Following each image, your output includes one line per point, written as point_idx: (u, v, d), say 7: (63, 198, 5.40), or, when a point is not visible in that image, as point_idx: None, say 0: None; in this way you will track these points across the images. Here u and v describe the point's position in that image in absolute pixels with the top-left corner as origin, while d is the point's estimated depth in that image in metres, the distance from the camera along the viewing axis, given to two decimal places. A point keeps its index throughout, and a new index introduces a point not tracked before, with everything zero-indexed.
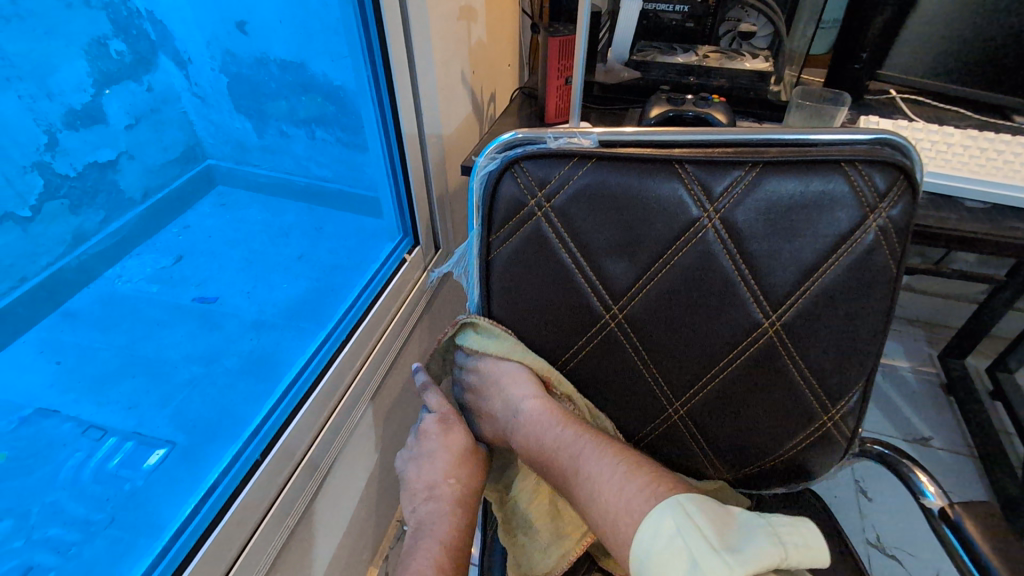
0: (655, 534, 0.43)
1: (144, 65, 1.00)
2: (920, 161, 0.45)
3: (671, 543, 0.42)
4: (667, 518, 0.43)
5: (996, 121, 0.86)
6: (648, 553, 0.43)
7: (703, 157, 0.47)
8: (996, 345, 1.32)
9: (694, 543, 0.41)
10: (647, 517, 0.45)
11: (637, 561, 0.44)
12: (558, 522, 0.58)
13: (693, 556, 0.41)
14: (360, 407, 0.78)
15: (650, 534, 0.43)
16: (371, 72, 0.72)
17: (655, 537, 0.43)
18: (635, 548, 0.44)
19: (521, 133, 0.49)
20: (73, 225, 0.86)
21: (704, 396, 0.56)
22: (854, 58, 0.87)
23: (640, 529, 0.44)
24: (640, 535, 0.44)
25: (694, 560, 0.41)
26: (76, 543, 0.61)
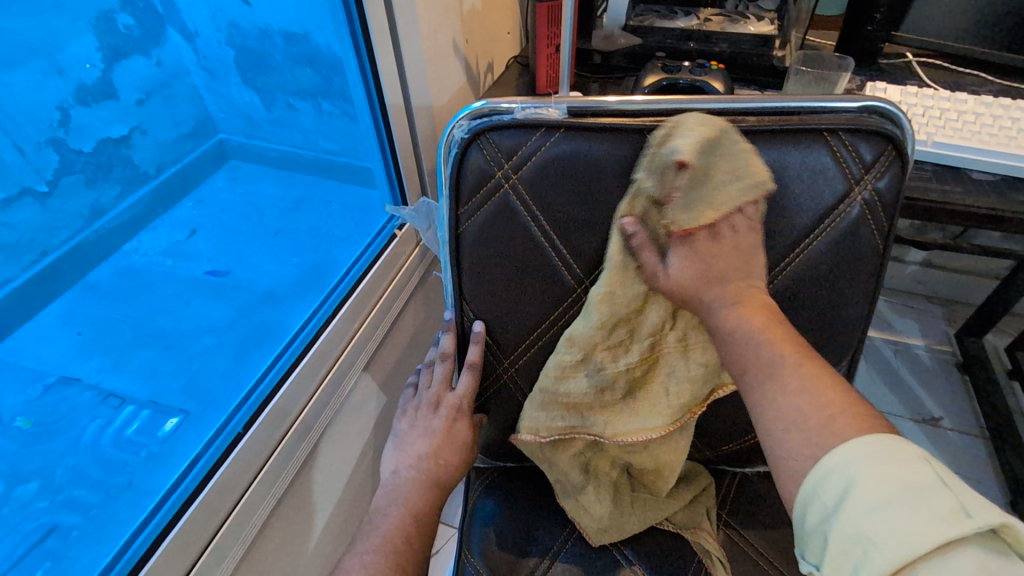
0: (882, 445, 0.31)
1: (153, 39, 1.01)
2: (911, 130, 0.43)
3: (909, 460, 0.31)
4: (909, 444, 0.32)
5: (1020, 85, 0.79)
6: (871, 457, 0.31)
7: (677, 127, 0.45)
8: (1018, 323, 1.26)
9: (946, 475, 0.30)
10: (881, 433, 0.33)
11: (840, 464, 0.32)
12: (684, 390, 0.50)
13: (943, 480, 0.30)
14: (351, 377, 0.78)
15: (878, 442, 0.32)
16: (353, 41, 0.70)
17: (889, 447, 0.31)
18: (849, 445, 0.32)
19: (490, 102, 0.47)
20: (89, 200, 0.91)
21: (804, 264, 0.46)
22: (868, 18, 0.81)
23: (871, 436, 0.32)
24: (857, 439, 0.32)
25: (942, 481, 0.30)
26: (96, 505, 0.65)
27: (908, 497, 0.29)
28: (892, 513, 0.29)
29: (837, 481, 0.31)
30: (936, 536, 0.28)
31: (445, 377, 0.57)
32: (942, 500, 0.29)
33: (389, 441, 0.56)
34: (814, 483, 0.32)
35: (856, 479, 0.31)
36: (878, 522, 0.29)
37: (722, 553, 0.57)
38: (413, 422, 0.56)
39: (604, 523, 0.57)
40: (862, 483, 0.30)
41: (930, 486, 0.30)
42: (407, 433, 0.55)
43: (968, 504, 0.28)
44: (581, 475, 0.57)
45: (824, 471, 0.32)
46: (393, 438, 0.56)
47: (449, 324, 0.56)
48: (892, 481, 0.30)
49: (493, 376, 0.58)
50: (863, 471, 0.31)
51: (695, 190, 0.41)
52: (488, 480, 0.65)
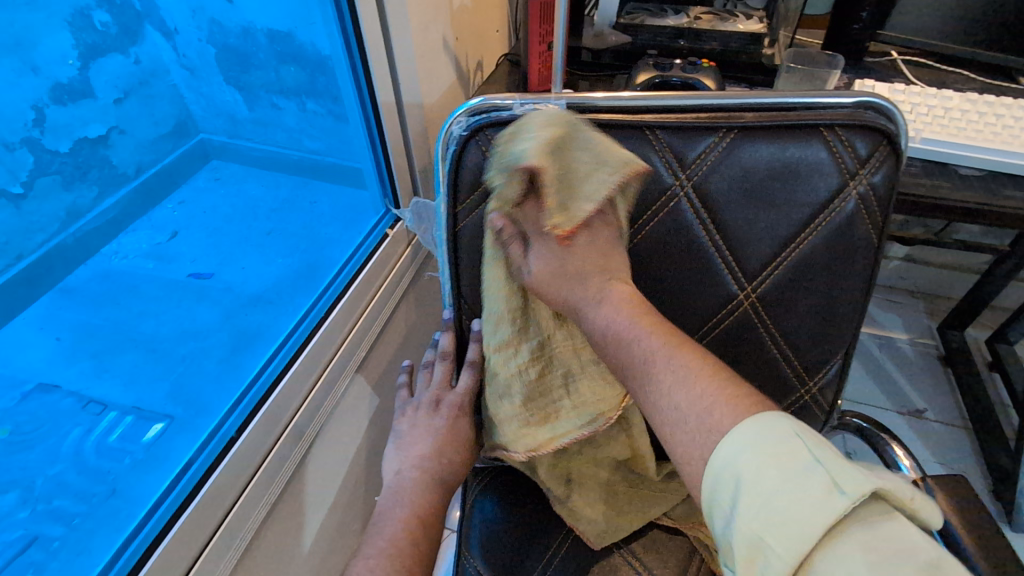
0: (757, 432, 0.32)
1: (130, 37, 0.98)
2: (906, 126, 0.43)
3: (786, 442, 0.32)
4: (781, 423, 0.33)
5: (1001, 83, 0.81)
6: (742, 454, 0.32)
7: (675, 123, 0.45)
8: (996, 316, 1.29)
9: (818, 449, 0.31)
10: (754, 418, 0.33)
11: (724, 463, 0.32)
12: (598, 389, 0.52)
13: (814, 455, 0.31)
14: (343, 380, 0.77)
15: (753, 428, 0.33)
16: (343, 37, 0.69)
17: (762, 432, 0.32)
18: (724, 445, 0.33)
19: (488, 97, 0.46)
20: (67, 201, 0.87)
21: (784, 271, 0.48)
22: (854, 17, 0.83)
23: (740, 427, 0.33)
24: (734, 432, 0.33)
25: (815, 458, 0.31)
26: (80, 513, 0.63)
27: (790, 485, 0.30)
28: (778, 505, 0.30)
29: (722, 484, 0.32)
30: (819, 522, 0.28)
31: (445, 376, 0.56)
32: (815, 478, 0.30)
33: (391, 440, 0.55)
34: (709, 491, 0.33)
35: (742, 475, 0.31)
36: (764, 518, 0.30)
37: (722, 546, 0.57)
38: (416, 422, 0.55)
39: (602, 526, 0.58)
40: (749, 479, 0.31)
41: (803, 469, 0.30)
42: (408, 433, 0.54)
43: (839, 478, 0.30)
44: (563, 485, 0.58)
45: (711, 476, 0.33)
46: (395, 437, 0.55)
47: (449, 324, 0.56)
48: (771, 474, 0.31)
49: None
50: (742, 469, 0.32)
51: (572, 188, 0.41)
52: (485, 480, 0.64)
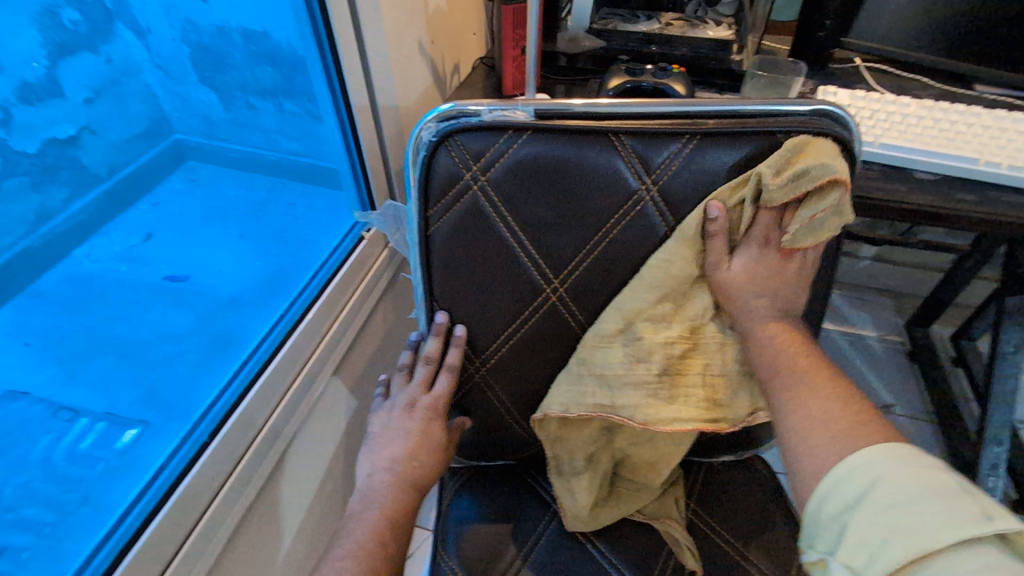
0: (905, 453, 0.38)
1: (101, 35, 0.93)
2: (859, 134, 0.45)
3: (930, 469, 0.37)
4: (933, 463, 0.38)
5: (958, 90, 0.84)
6: (890, 467, 0.38)
7: (640, 129, 0.46)
8: (961, 313, 1.33)
9: (965, 488, 0.36)
10: (907, 451, 0.39)
11: (864, 463, 0.38)
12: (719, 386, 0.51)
13: (960, 489, 0.35)
14: (318, 383, 0.77)
15: (903, 452, 0.38)
16: (315, 40, 0.69)
17: (912, 461, 0.38)
18: (873, 453, 0.39)
19: (458, 103, 0.46)
20: (35, 203, 0.83)
21: None
22: (820, 24, 0.85)
23: (893, 448, 0.39)
24: (879, 446, 0.39)
25: (958, 490, 0.35)
26: (50, 524, 0.62)
27: (931, 498, 0.35)
28: (909, 508, 0.35)
29: (862, 481, 0.38)
30: (952, 525, 0.33)
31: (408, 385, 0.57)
32: (959, 503, 0.34)
33: (365, 444, 0.55)
34: (841, 485, 0.39)
35: (882, 476, 0.37)
36: (895, 515, 0.35)
37: (691, 541, 0.59)
38: (389, 423, 0.55)
39: (585, 513, 0.58)
40: (887, 481, 0.37)
41: (946, 491, 0.35)
42: (380, 436, 0.55)
43: (980, 508, 0.34)
44: (584, 460, 0.57)
45: (849, 475, 0.39)
46: (369, 439, 0.55)
47: (415, 340, 0.57)
48: (911, 485, 0.36)
49: (465, 377, 0.58)
50: (883, 473, 0.37)
51: (808, 223, 0.44)
52: (462, 479, 0.65)
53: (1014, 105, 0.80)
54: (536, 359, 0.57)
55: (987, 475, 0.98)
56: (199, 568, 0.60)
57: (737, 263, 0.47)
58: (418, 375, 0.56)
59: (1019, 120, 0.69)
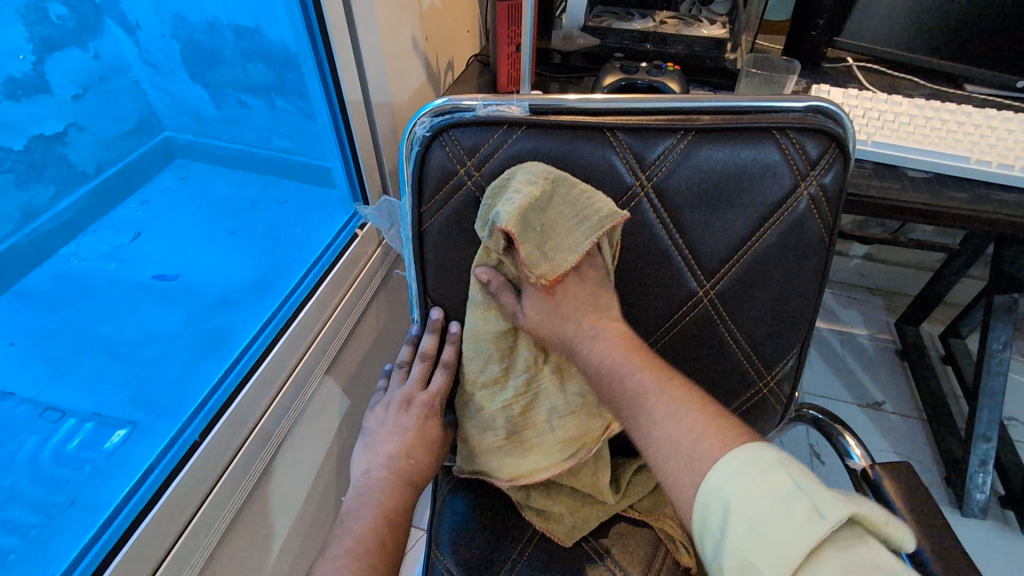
0: (741, 460, 0.34)
1: (88, 31, 0.90)
2: (854, 131, 0.46)
3: (766, 470, 0.34)
4: (763, 452, 0.35)
5: (948, 90, 0.85)
6: (729, 484, 0.34)
7: (635, 124, 0.46)
8: (949, 311, 1.35)
9: (798, 474, 0.33)
10: (736, 450, 0.35)
11: (715, 487, 0.34)
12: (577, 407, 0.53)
13: (795, 481, 0.33)
14: (311, 382, 0.76)
15: (738, 459, 0.35)
16: (308, 35, 0.68)
17: (743, 463, 0.34)
18: (714, 474, 0.35)
19: (451, 99, 0.46)
20: (22, 201, 0.80)
21: (742, 268, 0.50)
22: (812, 24, 0.86)
23: (729, 457, 0.35)
24: (719, 464, 0.35)
25: (796, 485, 0.32)
26: (36, 526, 0.61)
27: (772, 511, 0.32)
28: (766, 525, 0.31)
29: (715, 511, 0.34)
30: (801, 542, 0.30)
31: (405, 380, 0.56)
32: (796, 502, 0.32)
33: (359, 441, 0.54)
34: (699, 519, 0.35)
35: (729, 503, 0.33)
36: (750, 546, 0.31)
37: (687, 537, 0.59)
38: (385, 420, 0.54)
39: (570, 522, 0.58)
40: (738, 503, 0.33)
41: (786, 493, 0.32)
42: (377, 432, 0.54)
43: (818, 502, 0.31)
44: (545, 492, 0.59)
45: (703, 506, 0.35)
46: (363, 436, 0.54)
47: (413, 336, 0.57)
48: (753, 500, 0.33)
49: (460, 375, 0.58)
50: (731, 495, 0.33)
51: None
52: (455, 478, 0.65)
53: (1003, 105, 0.81)
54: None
55: (975, 471, 0.99)
56: (190, 567, 0.59)
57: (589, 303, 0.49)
58: (413, 371, 0.56)
59: (1008, 119, 0.70)
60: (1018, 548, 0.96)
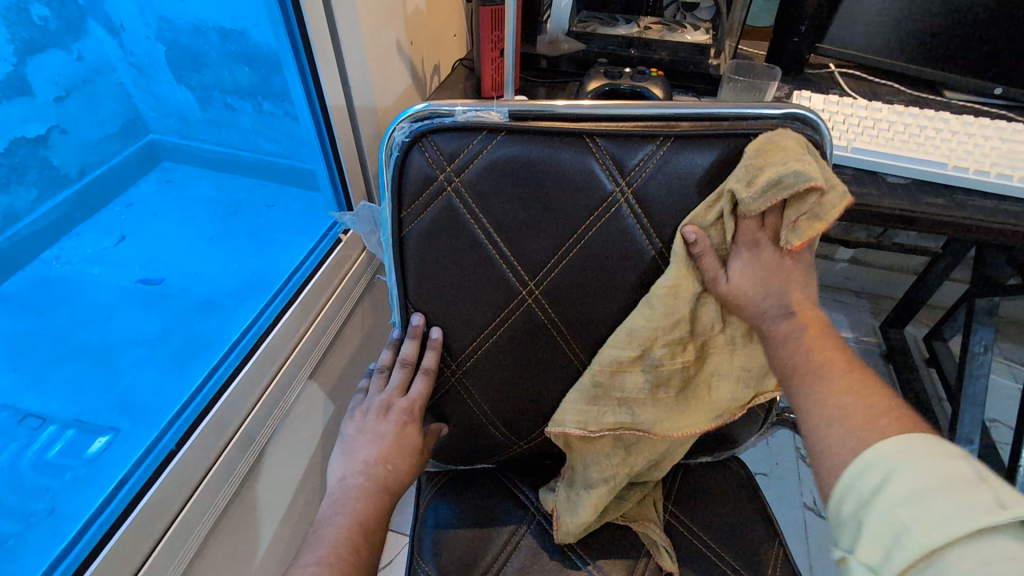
0: (916, 442, 0.37)
1: (72, 32, 0.88)
2: (829, 137, 0.46)
3: (945, 459, 0.36)
4: (945, 448, 0.37)
5: (928, 96, 0.85)
6: (898, 461, 0.36)
7: (614, 130, 0.46)
8: (933, 314, 1.36)
9: (981, 474, 0.35)
10: (916, 436, 0.38)
11: (879, 456, 0.37)
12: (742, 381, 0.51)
13: (973, 477, 0.34)
14: (294, 387, 0.75)
15: (917, 442, 0.37)
16: (290, 38, 0.68)
17: (921, 448, 0.37)
18: (883, 447, 0.38)
19: (430, 104, 0.46)
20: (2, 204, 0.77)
21: None
22: (794, 31, 0.86)
23: (907, 439, 0.37)
24: (887, 441, 0.38)
25: (974, 479, 0.34)
26: (12, 535, 0.60)
27: (945, 491, 0.34)
28: (924, 501, 0.34)
29: (879, 479, 0.37)
30: (965, 522, 0.32)
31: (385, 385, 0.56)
32: (970, 491, 0.33)
33: (337, 446, 0.54)
34: (856, 482, 0.38)
35: (894, 473, 0.36)
36: (911, 513, 0.34)
37: (668, 540, 0.59)
38: (363, 427, 0.54)
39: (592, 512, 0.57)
40: (900, 475, 0.36)
41: (957, 482, 0.34)
42: (354, 439, 0.53)
43: (995, 499, 0.32)
44: (600, 475, 0.55)
45: (863, 473, 0.38)
46: (341, 442, 0.54)
47: (394, 340, 0.56)
48: (922, 478, 0.35)
49: (441, 381, 0.58)
50: (897, 469, 0.36)
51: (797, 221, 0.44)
52: (438, 484, 0.65)
53: (983, 112, 0.82)
54: (514, 361, 0.56)
55: None
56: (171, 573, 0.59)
57: (732, 272, 0.47)
58: (393, 377, 0.55)
59: (986, 125, 0.71)
60: None
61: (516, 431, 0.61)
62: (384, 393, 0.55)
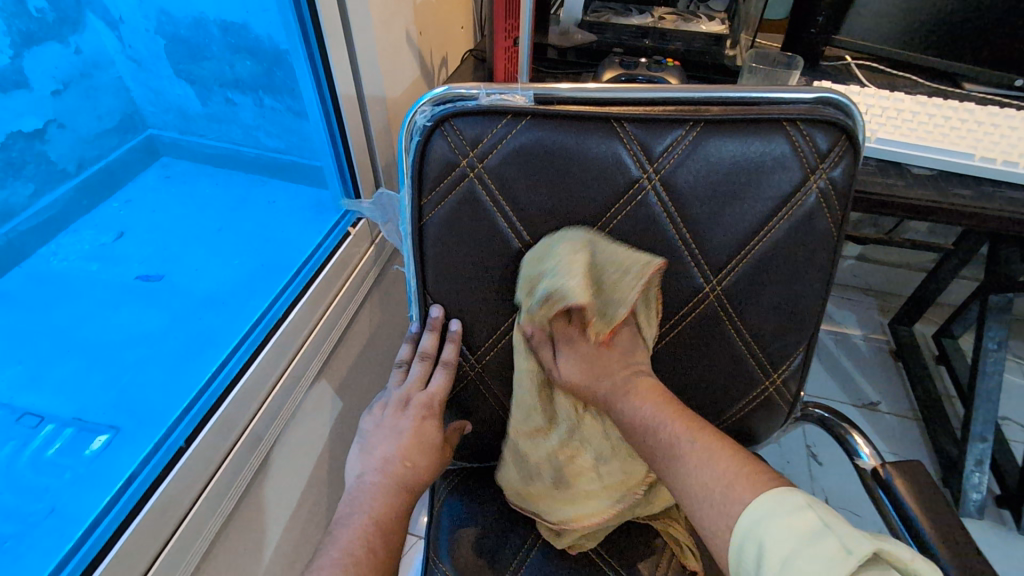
0: (767, 501, 0.37)
1: (69, 25, 0.85)
2: (863, 123, 0.44)
3: (794, 511, 0.36)
4: (792, 496, 0.37)
5: (947, 88, 0.84)
6: (763, 522, 0.36)
7: (642, 115, 0.44)
8: (942, 311, 1.35)
9: (829, 515, 0.35)
10: (768, 492, 0.38)
11: (750, 525, 0.36)
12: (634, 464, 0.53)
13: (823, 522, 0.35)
14: (303, 383, 0.74)
15: (769, 500, 0.37)
16: (299, 24, 0.66)
17: (775, 509, 0.36)
18: (744, 515, 0.37)
19: (453, 87, 0.44)
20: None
21: (748, 267, 0.49)
22: (811, 22, 0.85)
23: (757, 500, 0.37)
24: (746, 508, 0.37)
25: (823, 523, 0.35)
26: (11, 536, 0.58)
27: (803, 551, 0.33)
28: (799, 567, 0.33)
29: (749, 550, 0.36)
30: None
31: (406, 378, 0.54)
32: (827, 543, 0.33)
33: (355, 443, 0.52)
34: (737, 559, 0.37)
35: (762, 542, 0.35)
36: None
37: (692, 540, 0.57)
38: (381, 422, 0.52)
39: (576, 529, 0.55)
40: (770, 544, 0.35)
41: (814, 532, 0.34)
42: (373, 434, 0.51)
43: (847, 543, 0.33)
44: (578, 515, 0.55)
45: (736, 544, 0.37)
46: (359, 438, 0.52)
47: (413, 334, 0.55)
48: (785, 539, 0.35)
49: (459, 376, 0.56)
50: (763, 535, 0.35)
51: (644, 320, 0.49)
52: (453, 482, 0.63)
53: (1003, 104, 0.81)
54: None
55: (972, 471, 0.99)
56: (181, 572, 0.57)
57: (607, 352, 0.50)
58: (412, 371, 0.54)
59: (1009, 116, 0.70)
60: (1017, 548, 0.96)
61: None
62: (402, 385, 0.54)
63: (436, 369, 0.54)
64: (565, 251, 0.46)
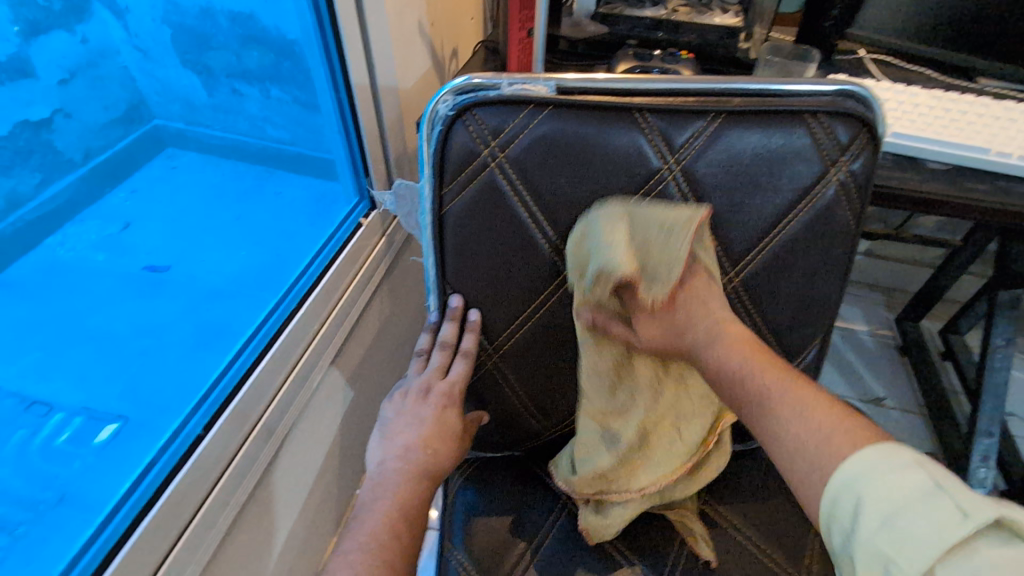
0: (879, 455, 0.33)
1: (75, 14, 0.83)
2: (883, 116, 0.44)
3: (903, 467, 0.32)
4: (901, 453, 0.33)
5: (961, 82, 0.84)
6: (864, 475, 0.32)
7: (663, 106, 0.44)
8: (949, 307, 1.36)
9: (941, 476, 0.31)
10: (874, 446, 0.34)
11: (845, 480, 0.33)
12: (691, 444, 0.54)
13: (936, 482, 0.31)
14: (316, 373, 0.74)
15: (875, 453, 0.33)
16: (316, 16, 0.67)
17: (883, 461, 0.33)
18: (845, 466, 0.33)
19: (475, 77, 0.44)
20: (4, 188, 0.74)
21: (766, 259, 0.48)
22: (826, 14, 0.86)
23: (862, 451, 0.34)
24: (854, 456, 0.33)
25: (936, 484, 0.31)
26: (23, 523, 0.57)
27: (917, 510, 0.30)
28: (901, 527, 0.30)
29: (844, 503, 0.32)
30: (941, 543, 0.28)
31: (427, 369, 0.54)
32: (941, 505, 0.30)
33: (376, 429, 0.52)
34: (824, 513, 0.34)
35: (863, 497, 0.32)
36: (890, 542, 0.30)
37: (705, 530, 0.57)
38: (402, 410, 0.52)
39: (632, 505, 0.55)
40: (870, 499, 0.31)
41: (926, 492, 0.30)
42: (394, 421, 0.52)
43: (965, 505, 0.29)
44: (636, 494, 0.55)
45: (828, 497, 0.33)
46: (379, 426, 0.52)
47: (432, 323, 0.55)
48: (893, 496, 0.31)
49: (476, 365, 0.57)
50: (864, 490, 0.32)
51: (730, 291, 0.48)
52: (468, 472, 0.63)
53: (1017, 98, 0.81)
54: (548, 346, 0.55)
55: (977, 466, 0.98)
56: (198, 560, 0.57)
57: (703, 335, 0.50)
58: (432, 360, 0.54)
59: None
60: None
61: (550, 418, 0.60)
62: (421, 373, 0.54)
63: (455, 359, 0.54)
64: (606, 229, 0.43)
